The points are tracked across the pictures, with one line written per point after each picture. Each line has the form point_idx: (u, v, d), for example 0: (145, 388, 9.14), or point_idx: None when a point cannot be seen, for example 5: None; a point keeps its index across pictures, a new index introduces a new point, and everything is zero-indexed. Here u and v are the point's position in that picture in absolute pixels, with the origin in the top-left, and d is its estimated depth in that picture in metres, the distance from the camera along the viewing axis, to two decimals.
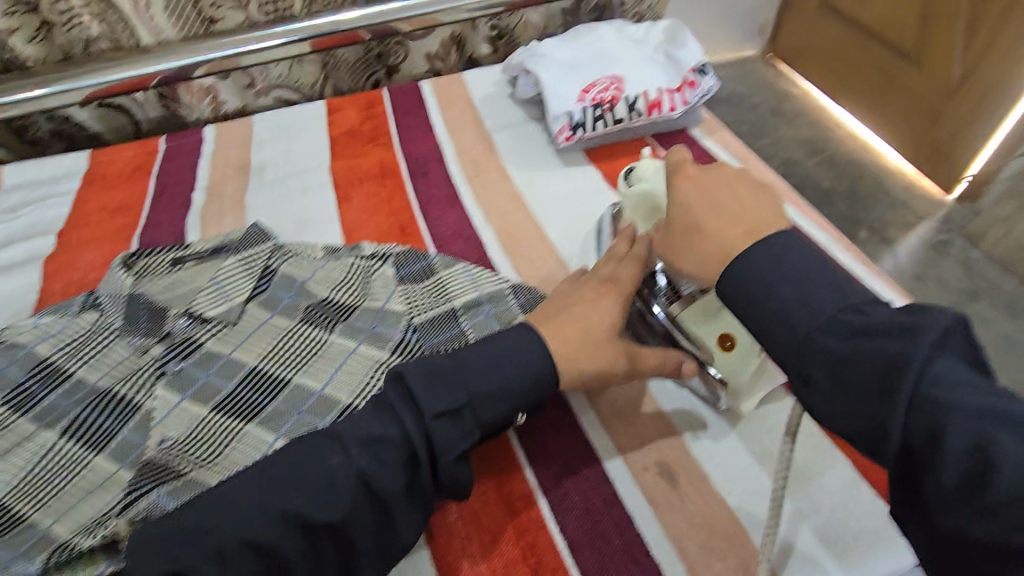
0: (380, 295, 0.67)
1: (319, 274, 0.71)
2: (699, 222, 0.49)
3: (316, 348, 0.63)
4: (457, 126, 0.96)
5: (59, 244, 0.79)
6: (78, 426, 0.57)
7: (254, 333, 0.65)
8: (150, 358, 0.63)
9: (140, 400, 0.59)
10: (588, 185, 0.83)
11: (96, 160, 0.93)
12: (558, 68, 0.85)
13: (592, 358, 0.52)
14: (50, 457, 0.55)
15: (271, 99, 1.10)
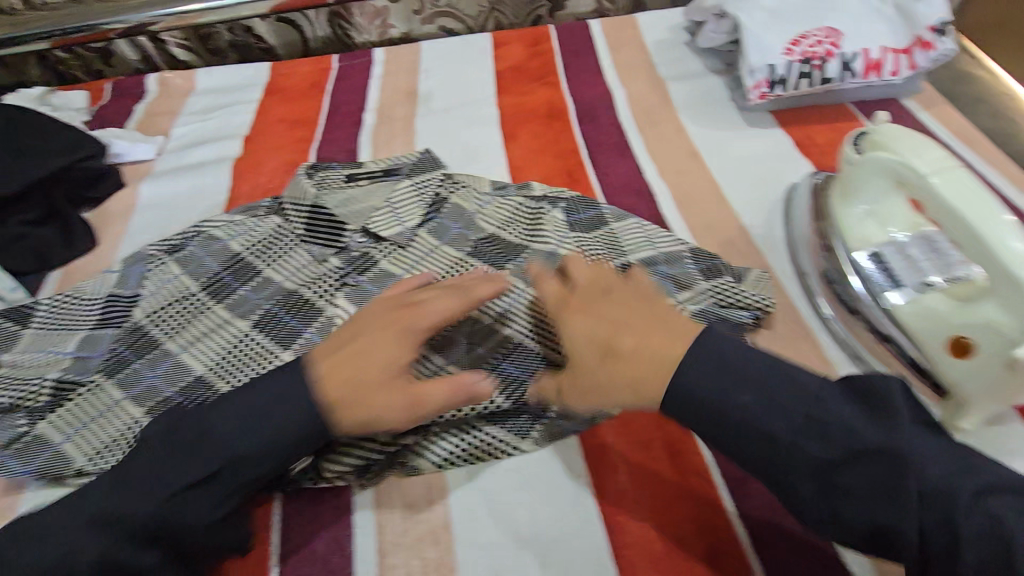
0: (550, 237, 0.64)
1: (487, 210, 0.69)
2: (616, 344, 0.44)
3: None
4: (629, 71, 0.89)
5: (245, 149, 0.83)
6: (267, 320, 0.61)
7: (424, 258, 0.65)
8: (330, 269, 0.65)
9: (321, 305, 0.61)
10: (778, 149, 0.74)
11: (276, 73, 0.96)
12: (764, 14, 0.75)
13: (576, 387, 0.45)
14: (243, 345, 0.59)
15: (435, 27, 1.08)
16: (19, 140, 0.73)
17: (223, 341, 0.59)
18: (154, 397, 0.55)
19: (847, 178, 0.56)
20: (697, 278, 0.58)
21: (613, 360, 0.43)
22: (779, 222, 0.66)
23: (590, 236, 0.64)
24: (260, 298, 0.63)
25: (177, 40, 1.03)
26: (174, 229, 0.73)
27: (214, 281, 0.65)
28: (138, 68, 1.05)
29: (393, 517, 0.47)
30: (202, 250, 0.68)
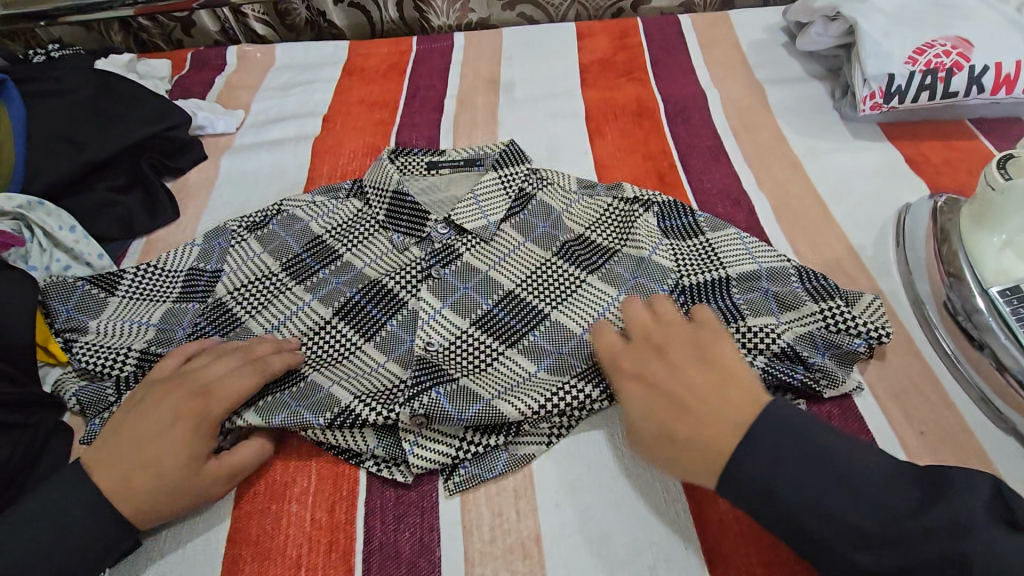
0: (644, 243, 0.61)
1: (576, 209, 0.66)
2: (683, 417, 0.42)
3: (573, 287, 0.59)
4: (722, 71, 0.85)
5: (324, 128, 0.82)
6: (350, 308, 0.59)
7: (509, 255, 0.62)
8: (413, 258, 0.63)
9: (405, 297, 0.60)
10: (887, 164, 0.69)
11: (354, 52, 0.95)
12: (884, 20, 0.70)
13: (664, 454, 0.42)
14: (326, 332, 0.58)
15: (515, 14, 1.05)
16: (110, 108, 0.73)
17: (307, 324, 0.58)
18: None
19: (985, 205, 0.54)
20: (806, 300, 0.54)
21: (673, 438, 0.42)
22: (890, 243, 0.62)
23: (687, 245, 0.61)
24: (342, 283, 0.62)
25: (257, 14, 1.01)
26: (254, 206, 0.73)
27: (294, 263, 0.64)
28: (217, 39, 1.04)
29: (481, 525, 0.47)
30: (283, 229, 0.66)
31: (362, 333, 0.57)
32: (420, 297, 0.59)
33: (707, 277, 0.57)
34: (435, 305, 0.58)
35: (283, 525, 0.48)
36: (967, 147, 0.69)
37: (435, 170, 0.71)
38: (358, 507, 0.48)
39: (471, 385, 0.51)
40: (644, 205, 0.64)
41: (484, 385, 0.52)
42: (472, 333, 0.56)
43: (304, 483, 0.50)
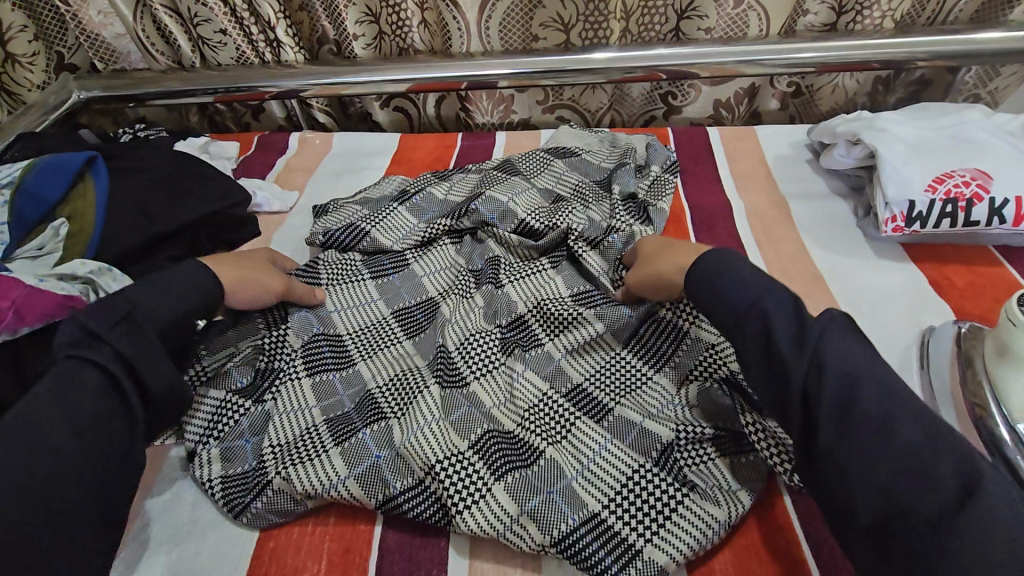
0: (648, 401, 0.58)
1: (607, 339, 0.63)
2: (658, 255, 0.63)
3: (562, 430, 0.56)
4: (747, 182, 0.90)
5: None
6: (336, 416, 0.60)
7: (509, 386, 0.60)
8: (412, 366, 0.64)
9: (473, 347, 0.63)
10: (911, 286, 0.70)
11: (404, 144, 1.03)
12: (903, 149, 0.74)
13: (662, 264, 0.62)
14: (298, 442, 0.58)
15: (554, 117, 1.14)
16: (183, 186, 0.81)
17: (364, 403, 0.60)
18: (336, 411, 0.60)
19: (1006, 339, 0.53)
20: (740, 489, 0.51)
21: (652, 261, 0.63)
22: (913, 367, 0.62)
23: (673, 389, 0.58)
24: (431, 335, 0.66)
25: (321, 106, 1.12)
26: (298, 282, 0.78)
27: (416, 259, 0.75)
28: (282, 124, 1.16)
29: None
30: (396, 230, 0.77)
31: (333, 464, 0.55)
32: (392, 421, 0.58)
33: (683, 437, 0.54)
34: (403, 433, 0.56)
35: None
36: (990, 273, 0.71)
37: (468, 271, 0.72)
38: None
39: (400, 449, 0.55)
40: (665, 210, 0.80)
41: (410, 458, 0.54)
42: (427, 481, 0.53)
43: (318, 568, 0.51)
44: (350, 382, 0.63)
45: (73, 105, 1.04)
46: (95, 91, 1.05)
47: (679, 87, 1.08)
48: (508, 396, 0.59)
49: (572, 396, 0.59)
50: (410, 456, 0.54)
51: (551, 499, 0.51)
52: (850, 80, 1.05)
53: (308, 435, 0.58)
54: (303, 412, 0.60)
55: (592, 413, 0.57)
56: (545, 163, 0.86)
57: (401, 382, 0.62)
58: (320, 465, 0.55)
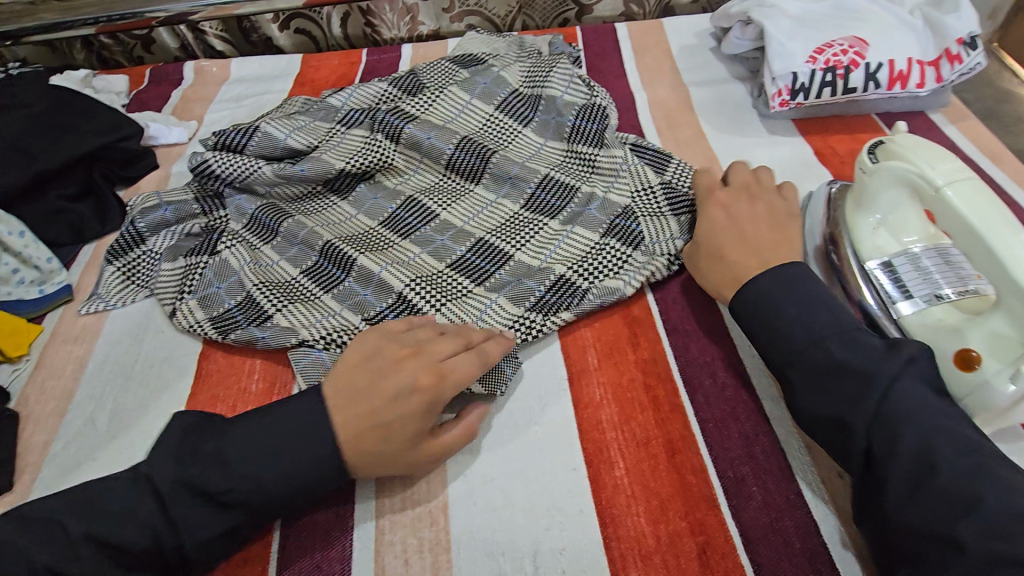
0: (552, 260, 0.63)
1: (529, 233, 0.67)
2: (721, 253, 0.54)
3: (459, 294, 0.61)
4: (653, 74, 0.90)
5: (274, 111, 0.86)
6: (244, 310, 0.61)
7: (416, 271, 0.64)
8: (329, 259, 0.65)
9: (434, 209, 0.71)
10: (797, 158, 0.74)
11: (306, 65, 0.99)
12: (787, 22, 0.75)
13: (738, 252, 0.54)
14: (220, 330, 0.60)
15: (463, 26, 1.10)
16: (64, 121, 0.77)
17: (281, 291, 0.63)
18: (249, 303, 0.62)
19: (863, 186, 0.56)
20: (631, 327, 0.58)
21: (720, 254, 0.55)
22: None
23: (585, 240, 0.64)
24: (375, 200, 0.73)
25: (216, 31, 1.06)
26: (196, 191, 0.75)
27: (332, 129, 0.78)
28: (177, 55, 1.09)
29: (392, 495, 0.49)
30: (290, 125, 0.78)
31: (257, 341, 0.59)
32: (297, 315, 0.60)
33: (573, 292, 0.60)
34: (324, 314, 0.60)
35: None
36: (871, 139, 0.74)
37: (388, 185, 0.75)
38: None
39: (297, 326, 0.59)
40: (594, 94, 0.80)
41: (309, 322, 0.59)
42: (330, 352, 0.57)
43: None
44: (264, 276, 0.65)
45: None
46: None
47: None
48: (480, 239, 0.67)
49: (534, 235, 0.66)
50: (322, 329, 0.58)
51: (547, 314, 0.59)
52: None
53: (287, 285, 0.64)
54: (245, 279, 0.64)
55: (571, 244, 0.64)
56: (448, 74, 0.88)
57: (319, 276, 0.64)
58: (307, 308, 0.61)
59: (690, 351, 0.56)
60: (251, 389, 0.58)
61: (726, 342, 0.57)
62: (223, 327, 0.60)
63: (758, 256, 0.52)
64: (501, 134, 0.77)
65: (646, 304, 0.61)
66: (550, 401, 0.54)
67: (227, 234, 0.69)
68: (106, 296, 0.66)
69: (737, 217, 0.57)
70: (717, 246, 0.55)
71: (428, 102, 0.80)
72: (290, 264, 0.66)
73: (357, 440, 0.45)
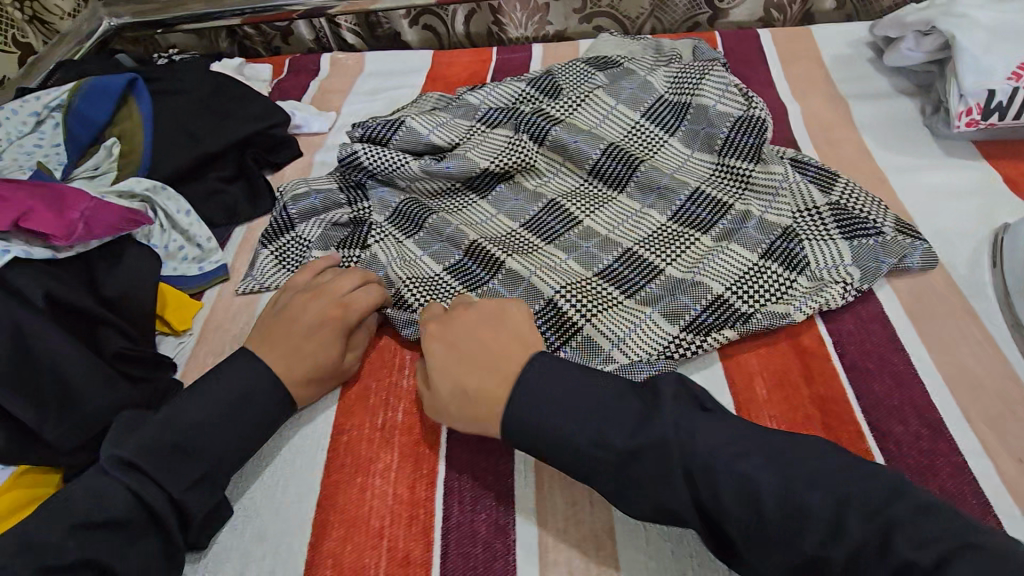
0: (710, 275, 0.60)
1: (679, 244, 0.64)
2: (468, 386, 0.46)
3: (608, 302, 0.59)
4: (805, 85, 0.85)
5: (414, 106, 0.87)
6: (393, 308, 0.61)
7: (559, 276, 0.62)
8: (474, 262, 0.64)
9: (575, 216, 0.68)
10: (985, 184, 0.67)
11: (437, 61, 1.00)
12: (982, 33, 0.68)
13: (474, 375, 0.46)
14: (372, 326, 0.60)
15: (592, 27, 1.08)
16: (224, 107, 0.80)
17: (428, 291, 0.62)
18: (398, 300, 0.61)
19: None
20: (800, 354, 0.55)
21: (461, 396, 0.46)
22: (983, 265, 0.60)
23: (747, 258, 0.60)
24: (515, 202, 0.71)
25: (350, 25, 1.09)
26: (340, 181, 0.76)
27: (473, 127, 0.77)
28: (310, 47, 1.13)
29: (554, 511, 0.48)
30: (433, 121, 0.77)
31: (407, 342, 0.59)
32: None
33: (734, 314, 0.57)
34: None
35: (367, 497, 0.50)
36: None
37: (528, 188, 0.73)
38: (438, 487, 0.50)
39: None
40: (751, 104, 0.73)
41: None
42: None
43: (392, 459, 0.52)
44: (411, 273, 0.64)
45: (105, 33, 1.03)
46: (125, 17, 1.05)
47: None
48: (628, 250, 0.64)
49: (686, 250, 0.63)
50: None
51: (702, 334, 0.56)
52: None
53: (433, 284, 0.63)
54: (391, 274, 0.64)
55: (726, 262, 0.61)
56: (584, 76, 0.86)
57: (465, 277, 0.64)
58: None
59: (875, 392, 0.52)
60: (403, 383, 0.57)
61: (915, 385, 0.52)
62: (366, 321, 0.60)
63: (492, 399, 0.45)
64: (651, 142, 0.74)
65: (820, 336, 0.57)
66: None
67: (374, 227, 0.70)
68: (260, 278, 0.68)
69: (460, 348, 0.48)
70: (460, 383, 0.46)
71: (573, 107, 0.78)
72: (434, 262, 0.65)
73: (290, 370, 0.52)
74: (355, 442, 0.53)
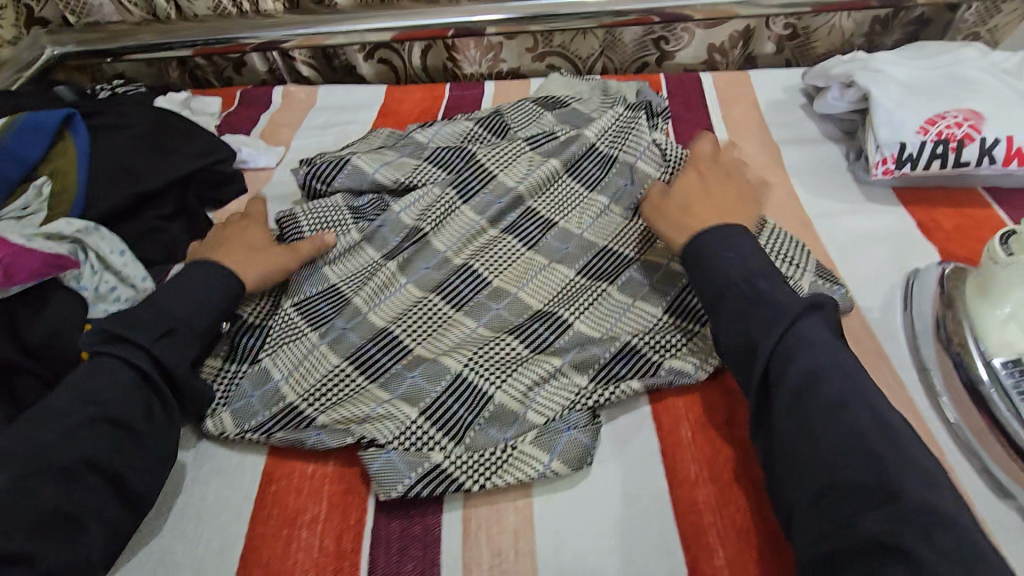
0: (616, 331, 0.62)
1: (595, 305, 0.65)
2: (691, 211, 0.63)
3: (515, 365, 0.60)
4: (741, 129, 0.88)
5: (364, 142, 0.87)
6: (314, 379, 0.61)
7: (461, 341, 0.63)
8: (397, 326, 0.65)
9: (488, 276, 0.69)
10: (900, 229, 0.71)
11: (390, 97, 1.01)
12: (894, 88, 0.73)
13: (707, 205, 0.63)
14: (291, 395, 0.60)
15: (544, 65, 1.11)
16: (166, 143, 0.80)
17: (349, 359, 0.62)
18: (325, 364, 0.62)
19: (987, 277, 0.56)
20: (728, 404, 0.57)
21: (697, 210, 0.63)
22: (895, 307, 0.63)
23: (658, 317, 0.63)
24: (428, 263, 0.70)
25: (305, 58, 1.09)
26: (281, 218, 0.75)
27: (411, 171, 0.78)
28: (265, 78, 1.13)
29: (481, 559, 0.50)
30: (379, 160, 0.78)
31: (322, 405, 0.59)
32: (371, 388, 0.60)
33: (639, 369, 0.59)
34: (381, 396, 0.59)
35: (293, 550, 0.51)
36: (979, 215, 0.71)
37: (459, 240, 0.72)
38: (365, 538, 0.52)
39: (363, 400, 0.59)
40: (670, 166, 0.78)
41: (374, 395, 0.59)
42: (420, 422, 0.56)
43: (320, 511, 0.53)
44: (335, 337, 0.64)
45: (48, 61, 1.02)
46: (70, 46, 1.03)
47: (672, 31, 1.05)
48: (538, 310, 0.65)
49: (595, 303, 0.65)
50: (397, 406, 0.58)
51: (612, 385, 0.58)
52: (847, 20, 1.02)
53: (357, 352, 0.63)
54: (315, 340, 0.64)
55: (632, 317, 0.63)
56: (532, 116, 0.89)
57: (387, 346, 0.63)
58: (356, 403, 0.59)
59: None
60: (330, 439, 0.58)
61: None
62: (272, 401, 0.59)
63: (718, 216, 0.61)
64: (568, 198, 0.76)
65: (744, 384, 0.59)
66: (638, 475, 0.53)
67: (304, 281, 0.68)
68: None
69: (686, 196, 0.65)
70: (686, 208, 0.63)
71: (506, 158, 0.78)
72: (356, 330, 0.65)
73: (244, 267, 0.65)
74: (283, 490, 0.55)
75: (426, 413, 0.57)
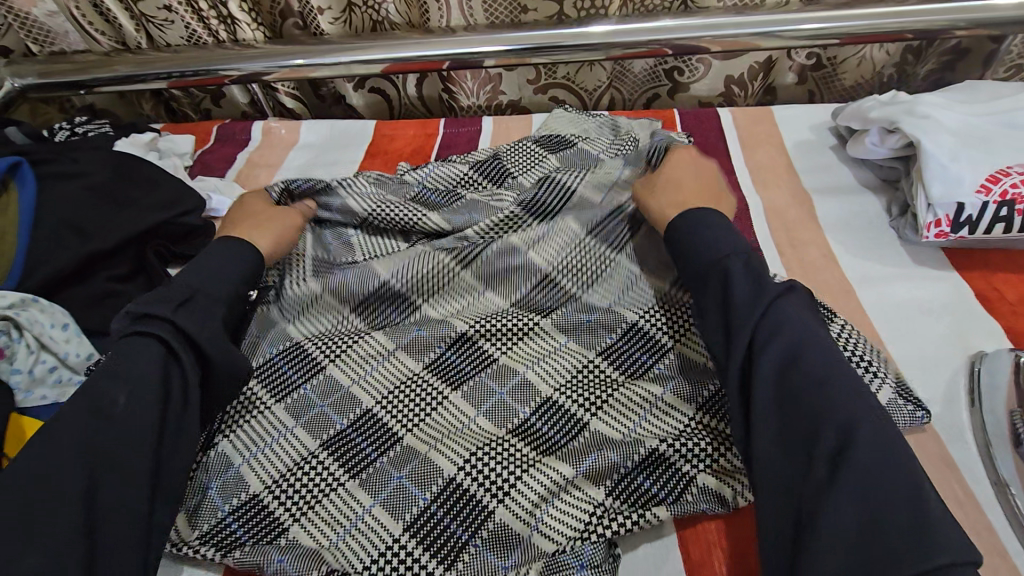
0: (638, 427, 0.54)
1: (610, 393, 0.56)
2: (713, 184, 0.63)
3: (520, 471, 0.51)
4: (766, 174, 0.80)
5: None
6: (287, 481, 0.52)
7: (455, 434, 0.54)
8: (383, 416, 0.56)
9: (490, 351, 0.60)
10: (958, 300, 0.62)
11: (379, 133, 0.92)
12: (948, 138, 0.64)
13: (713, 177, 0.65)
14: (259, 499, 0.51)
15: (547, 97, 1.03)
16: (124, 195, 0.71)
17: (326, 458, 0.53)
18: (303, 457, 0.54)
19: None
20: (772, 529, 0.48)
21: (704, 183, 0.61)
22: (959, 400, 0.54)
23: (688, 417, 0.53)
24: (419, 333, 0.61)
25: (288, 90, 1.01)
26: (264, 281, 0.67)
27: (407, 219, 0.69)
28: (245, 109, 1.05)
29: None
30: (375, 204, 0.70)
31: (296, 512, 0.51)
32: (350, 493, 0.51)
33: (665, 486, 0.50)
34: (363, 505, 0.50)
35: None
36: None
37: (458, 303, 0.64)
38: None
39: (340, 510, 0.50)
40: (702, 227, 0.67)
41: (353, 506, 0.50)
42: (405, 543, 0.48)
43: None
44: (315, 423, 0.56)
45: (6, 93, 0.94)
46: (30, 77, 0.94)
47: (687, 61, 0.96)
48: (551, 397, 0.56)
49: (612, 395, 0.56)
50: (378, 522, 0.49)
51: (634, 504, 0.49)
52: (878, 51, 0.94)
53: (338, 445, 0.54)
54: (292, 428, 0.55)
55: (658, 418, 0.54)
56: (536, 157, 0.80)
57: (370, 440, 0.54)
58: (333, 506, 0.51)
59: None
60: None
61: None
62: (232, 492, 0.52)
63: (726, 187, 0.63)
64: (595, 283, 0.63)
65: None
66: None
67: (285, 349, 0.60)
68: None
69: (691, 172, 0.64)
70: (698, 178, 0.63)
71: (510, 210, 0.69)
72: (337, 415, 0.56)
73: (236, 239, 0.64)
74: None
75: (412, 531, 0.48)
